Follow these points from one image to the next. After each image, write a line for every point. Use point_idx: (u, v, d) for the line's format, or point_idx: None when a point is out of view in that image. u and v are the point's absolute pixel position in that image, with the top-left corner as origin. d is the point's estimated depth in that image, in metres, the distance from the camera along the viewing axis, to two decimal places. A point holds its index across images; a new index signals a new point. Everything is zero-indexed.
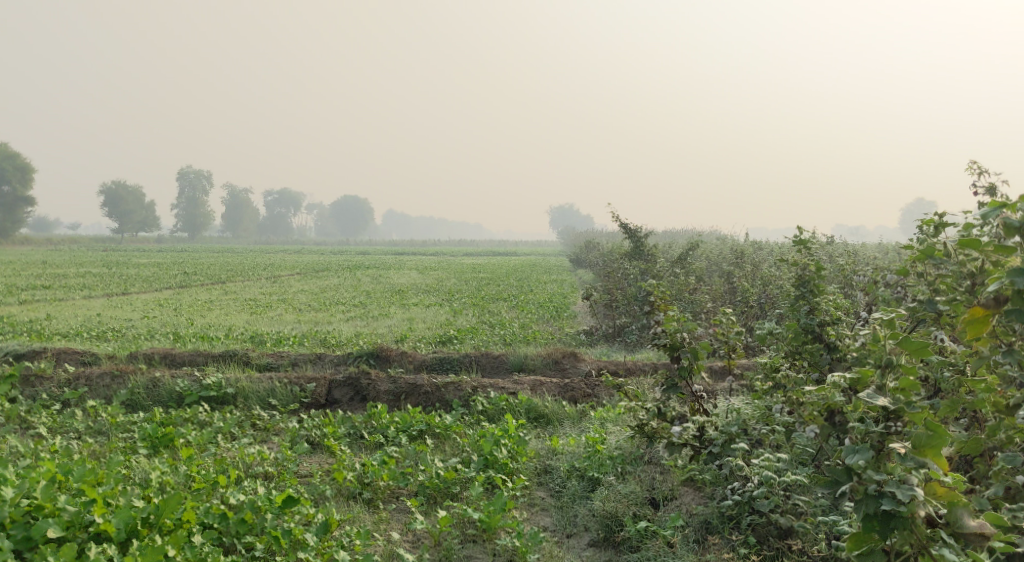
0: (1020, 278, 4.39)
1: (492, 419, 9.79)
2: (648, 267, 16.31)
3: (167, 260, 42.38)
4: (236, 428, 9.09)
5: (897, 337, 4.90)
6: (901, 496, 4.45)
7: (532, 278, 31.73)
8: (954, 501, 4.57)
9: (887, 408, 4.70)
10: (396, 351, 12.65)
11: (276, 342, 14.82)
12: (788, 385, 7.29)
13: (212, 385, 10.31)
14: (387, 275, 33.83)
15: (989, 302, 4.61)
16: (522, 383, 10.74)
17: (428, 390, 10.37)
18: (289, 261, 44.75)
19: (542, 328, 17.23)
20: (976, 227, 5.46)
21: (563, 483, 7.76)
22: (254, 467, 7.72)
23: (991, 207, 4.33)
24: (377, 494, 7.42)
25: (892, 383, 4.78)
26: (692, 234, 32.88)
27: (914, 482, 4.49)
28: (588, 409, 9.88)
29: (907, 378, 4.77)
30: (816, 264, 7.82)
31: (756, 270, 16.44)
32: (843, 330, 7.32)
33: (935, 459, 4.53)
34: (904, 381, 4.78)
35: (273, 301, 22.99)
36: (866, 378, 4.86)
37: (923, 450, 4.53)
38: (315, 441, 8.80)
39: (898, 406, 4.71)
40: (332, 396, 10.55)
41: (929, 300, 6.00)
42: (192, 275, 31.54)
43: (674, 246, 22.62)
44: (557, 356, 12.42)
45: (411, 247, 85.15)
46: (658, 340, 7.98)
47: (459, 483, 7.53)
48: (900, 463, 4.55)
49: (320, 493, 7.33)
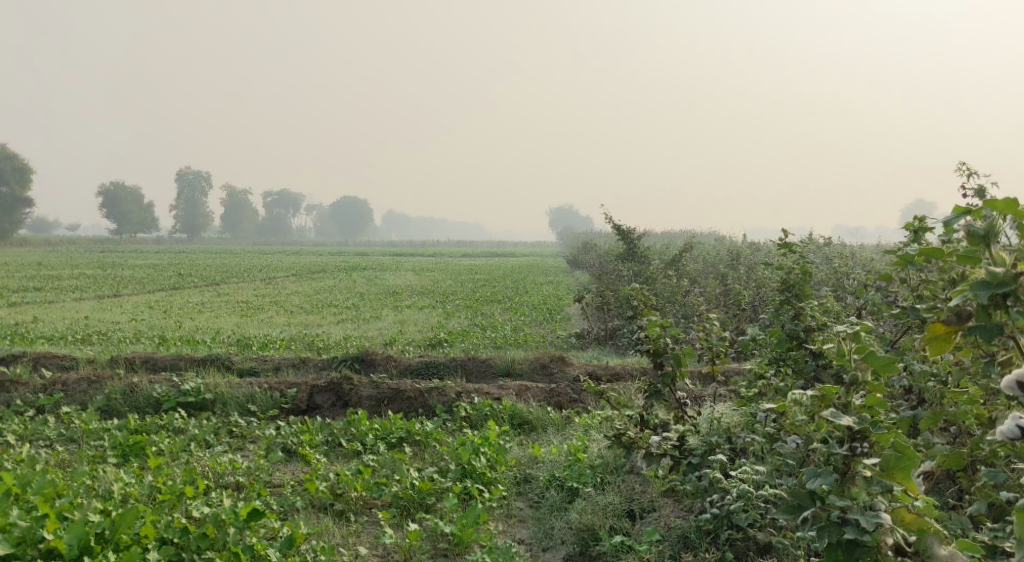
0: (984, 291, 4.18)
1: (475, 426, 9.57)
2: (641, 269, 16.08)
3: (164, 261, 42.08)
4: (211, 435, 8.90)
5: (864, 351, 4.74)
6: (865, 524, 4.35)
7: (530, 280, 31.41)
8: (923, 528, 4.42)
9: (851, 428, 4.50)
10: (382, 355, 12.43)
11: (262, 346, 14.59)
12: (771, 393, 7.29)
13: (191, 390, 10.13)
14: (383, 277, 33.49)
15: (949, 319, 4.41)
16: (507, 388, 10.53)
17: (411, 395, 10.17)
18: (286, 263, 44.46)
19: (534, 331, 17.00)
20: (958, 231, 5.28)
21: (543, 493, 7.58)
22: (225, 477, 7.57)
23: (951, 212, 4.21)
24: (349, 505, 7.25)
25: (857, 401, 4.68)
26: (690, 235, 32.57)
27: (879, 508, 4.40)
28: (574, 415, 9.65)
29: (873, 395, 4.65)
30: (801, 268, 7.74)
31: (751, 273, 16.20)
32: (828, 337, 7.14)
33: (903, 482, 4.46)
34: (870, 399, 4.66)
35: (265, 304, 22.80)
36: (831, 396, 4.73)
37: (891, 473, 4.46)
38: (292, 449, 8.61)
39: (863, 427, 4.49)
40: (313, 402, 10.35)
41: (913, 307, 5.81)
42: (186, 277, 31.21)
43: (669, 247, 22.39)
44: (545, 360, 12.20)
45: (411, 247, 84.92)
46: (640, 345, 7.79)
47: (434, 494, 7.33)
48: (865, 487, 4.46)
49: (290, 504, 7.18)
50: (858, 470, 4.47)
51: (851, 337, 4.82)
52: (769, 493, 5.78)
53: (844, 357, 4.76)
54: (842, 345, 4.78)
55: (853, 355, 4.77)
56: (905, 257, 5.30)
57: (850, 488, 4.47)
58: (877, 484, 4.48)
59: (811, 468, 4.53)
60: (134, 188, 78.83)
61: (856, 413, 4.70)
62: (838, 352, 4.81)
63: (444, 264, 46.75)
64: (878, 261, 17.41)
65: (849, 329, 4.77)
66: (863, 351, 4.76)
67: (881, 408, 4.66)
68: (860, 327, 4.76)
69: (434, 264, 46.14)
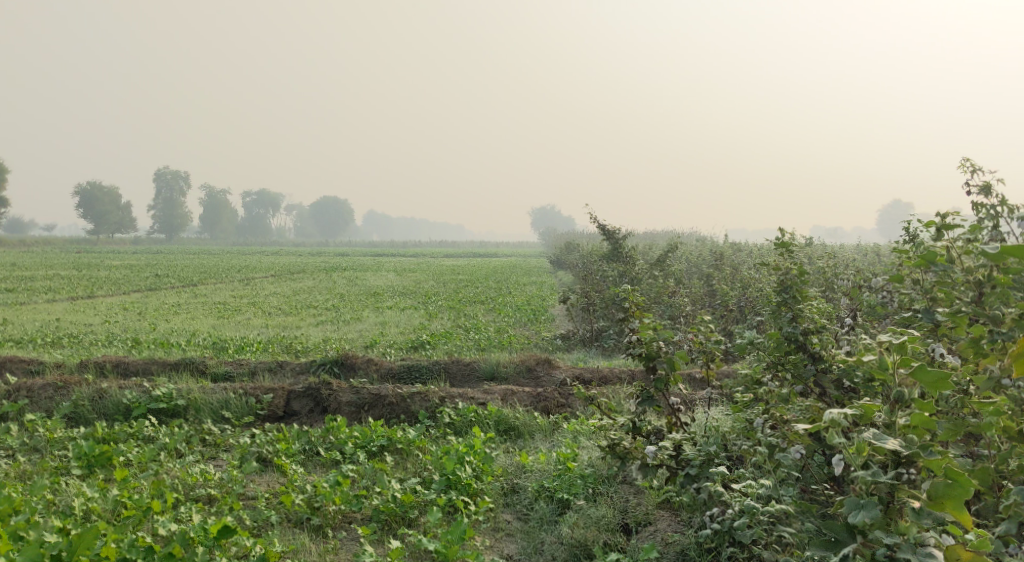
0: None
1: (459, 432, 9.19)
2: (626, 269, 15.72)
3: (144, 261, 41.47)
4: (183, 444, 8.48)
5: (909, 365, 4.58)
6: None
7: (514, 280, 30.89)
8: None
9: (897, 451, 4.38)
10: (363, 358, 12.02)
11: (238, 349, 14.14)
12: (770, 400, 6.85)
13: (163, 396, 9.69)
14: (364, 278, 32.85)
15: None
16: (492, 392, 10.15)
17: (393, 401, 9.77)
18: (267, 263, 43.89)
19: (517, 333, 16.60)
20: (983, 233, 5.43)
21: (531, 504, 7.20)
22: (196, 490, 7.18)
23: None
24: (327, 520, 6.87)
25: (901, 420, 4.51)
26: (672, 235, 32.20)
27: (930, 544, 4.31)
28: (561, 420, 9.26)
29: (919, 413, 4.47)
30: (800, 268, 7.26)
31: (737, 273, 15.87)
32: (828, 340, 6.82)
33: (954, 512, 4.28)
34: (916, 417, 4.47)
35: (243, 305, 22.29)
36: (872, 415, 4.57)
37: (941, 502, 4.29)
38: (267, 458, 8.21)
39: (910, 451, 4.38)
40: (290, 408, 9.95)
41: (926, 310, 5.78)
42: (165, 278, 30.60)
43: (651, 246, 22.07)
44: (531, 363, 11.84)
45: (394, 247, 84.46)
46: (632, 349, 7.44)
47: (417, 507, 6.96)
48: (915, 520, 4.31)
49: (264, 519, 6.81)
50: (905, 502, 4.34)
51: (896, 348, 4.66)
52: (775, 509, 5.51)
53: (888, 370, 4.59)
54: (886, 358, 4.61)
55: (897, 368, 4.60)
56: (932, 256, 5.30)
57: (899, 522, 4.36)
58: (928, 517, 4.31)
59: (854, 499, 4.37)
60: (111, 187, 77.91)
61: (899, 433, 4.54)
62: (881, 366, 4.65)
63: (426, 264, 46.49)
64: (862, 262, 17.17)
65: (894, 342, 4.60)
66: (908, 364, 4.60)
67: (927, 427, 4.49)
68: (906, 337, 4.60)
69: (416, 264, 45.90)
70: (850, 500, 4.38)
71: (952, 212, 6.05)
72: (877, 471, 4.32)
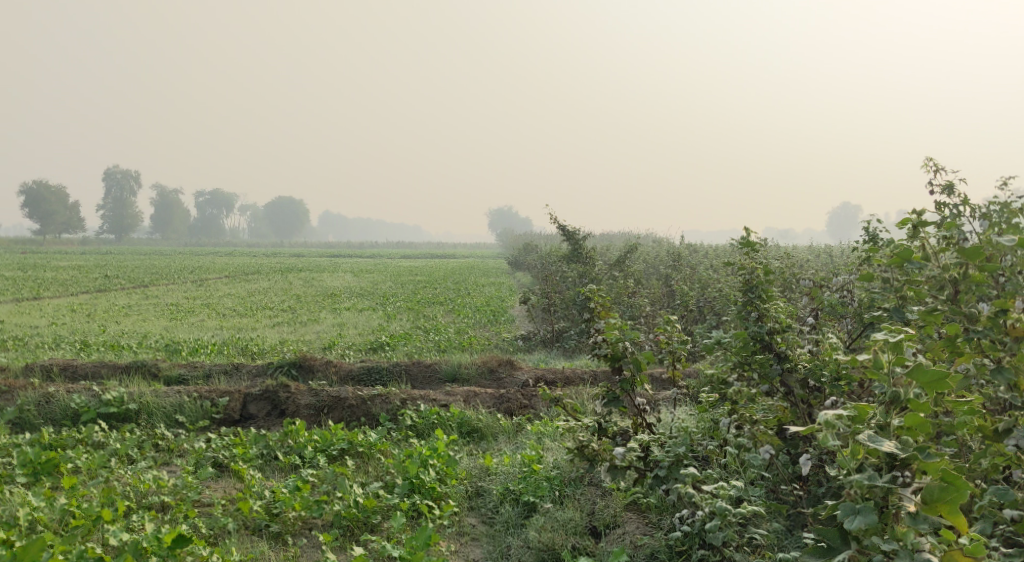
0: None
1: (421, 435, 9.01)
2: (587, 270, 15.63)
3: (93, 261, 40.61)
4: (135, 449, 8.20)
5: (905, 364, 4.48)
6: None
7: (472, 281, 30.72)
8: None
9: (892, 454, 4.29)
10: (321, 360, 11.77)
11: (192, 351, 13.83)
12: (740, 400, 6.57)
13: (113, 400, 9.38)
14: (320, 279, 32.43)
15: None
16: (454, 394, 9.97)
17: (353, 403, 9.57)
18: (220, 264, 43.26)
19: (478, 334, 16.43)
20: (957, 231, 5.54)
21: (496, 508, 7.04)
22: (149, 497, 6.91)
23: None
24: (286, 527, 6.65)
25: (895, 421, 4.41)
26: (630, 235, 32.26)
27: (925, 548, 4.24)
28: (525, 422, 9.12)
29: (914, 415, 4.37)
30: (765, 266, 6.97)
31: (696, 274, 15.87)
32: (794, 338, 6.69)
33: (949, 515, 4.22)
34: (910, 419, 4.38)
35: (196, 306, 21.90)
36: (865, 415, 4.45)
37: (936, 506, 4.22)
38: (223, 464, 7.98)
39: (906, 454, 4.29)
40: (247, 412, 9.70)
41: (897, 309, 5.93)
42: (114, 279, 29.98)
43: (609, 247, 22.03)
44: (493, 364, 11.68)
45: (350, 248, 84.01)
46: (597, 349, 7.30)
47: (380, 512, 6.78)
48: (912, 526, 4.24)
49: (221, 527, 6.58)
50: (902, 505, 4.24)
51: (890, 346, 4.55)
52: (748, 511, 5.40)
53: (883, 368, 4.50)
54: (880, 356, 4.50)
55: (891, 368, 4.51)
56: (907, 255, 5.44)
57: (897, 528, 4.28)
58: (924, 521, 4.25)
59: (850, 503, 4.30)
60: (57, 188, 76.27)
61: (893, 434, 4.43)
62: (875, 365, 4.53)
63: (382, 264, 46.42)
64: (819, 263, 17.30)
65: (890, 340, 4.48)
66: (903, 363, 4.51)
67: (921, 429, 4.41)
68: (901, 336, 4.49)
69: (373, 265, 45.61)
70: (845, 506, 4.31)
71: (928, 209, 6.01)
72: (872, 474, 4.27)
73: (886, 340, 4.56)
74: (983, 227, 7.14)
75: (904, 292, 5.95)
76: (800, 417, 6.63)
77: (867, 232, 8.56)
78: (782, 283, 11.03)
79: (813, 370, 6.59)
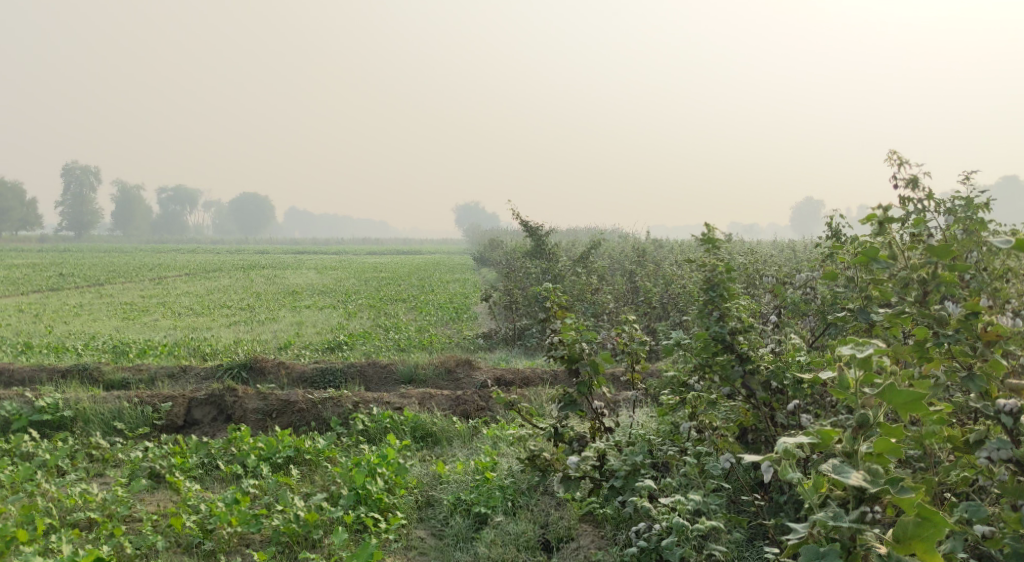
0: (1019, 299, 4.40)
1: (373, 440, 8.63)
2: (550, 266, 15.29)
3: (48, 260, 39.67)
4: (66, 460, 7.79)
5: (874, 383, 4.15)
6: None
7: (435, 278, 30.26)
8: None
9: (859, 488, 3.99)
10: (273, 361, 11.35)
11: (141, 352, 13.33)
12: (699, 407, 6.41)
13: (47, 407, 8.95)
14: (282, 276, 31.77)
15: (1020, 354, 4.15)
16: (409, 396, 9.59)
17: (303, 407, 9.17)
18: (182, 261, 42.43)
19: (439, 332, 16.03)
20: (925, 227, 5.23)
21: (446, 520, 6.69)
22: (74, 514, 6.52)
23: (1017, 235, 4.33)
24: (220, 545, 6.28)
25: (863, 448, 4.12)
26: (595, 232, 31.89)
27: None
28: (481, 425, 8.76)
29: (885, 440, 4.08)
30: (726, 264, 6.68)
31: (661, 270, 15.56)
32: (756, 339, 6.33)
33: (924, 554, 3.92)
34: (879, 445, 4.09)
35: (152, 305, 21.30)
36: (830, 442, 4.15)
37: (908, 543, 3.93)
38: (159, 474, 7.58)
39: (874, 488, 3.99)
40: (191, 417, 9.27)
41: (862, 310, 5.63)
42: (68, 277, 29.20)
43: (574, 242, 21.67)
44: (451, 364, 11.31)
45: (315, 245, 83.21)
46: (553, 351, 6.96)
47: (322, 526, 6.41)
48: None
49: (149, 545, 6.22)
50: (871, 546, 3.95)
51: (859, 364, 4.23)
52: (707, 527, 5.09)
53: (849, 388, 4.22)
54: (847, 376, 4.20)
55: (859, 387, 4.22)
56: (871, 253, 5.17)
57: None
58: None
59: (813, 546, 4.01)
60: (12, 184, 74.70)
61: (862, 462, 4.13)
62: (842, 385, 4.22)
63: (348, 261, 45.61)
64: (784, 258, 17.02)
65: (857, 357, 4.15)
66: (871, 382, 4.19)
67: (892, 455, 4.10)
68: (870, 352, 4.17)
69: (338, 262, 44.90)
70: (809, 548, 4.03)
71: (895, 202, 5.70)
72: (837, 512, 3.98)
73: (853, 356, 4.24)
74: (949, 223, 6.87)
75: (869, 291, 5.64)
76: (763, 421, 6.26)
77: (830, 227, 8.29)
78: (744, 279, 10.74)
79: (776, 373, 6.26)
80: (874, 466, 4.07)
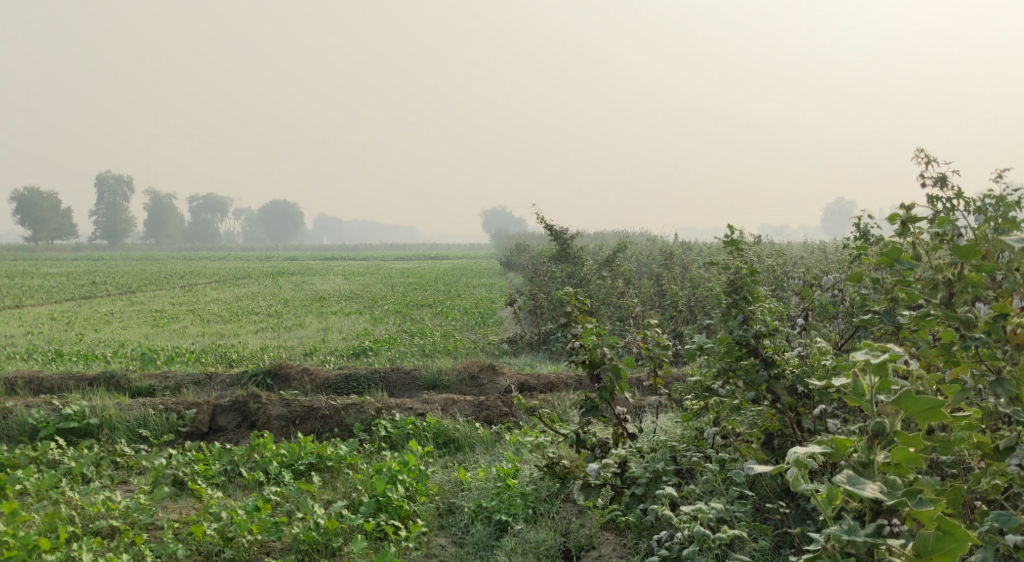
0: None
1: (395, 446, 8.59)
2: (575, 270, 15.19)
3: (81, 269, 40.15)
4: (91, 468, 7.82)
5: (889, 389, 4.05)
6: None
7: (462, 283, 30.22)
8: None
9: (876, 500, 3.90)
10: (298, 368, 11.35)
11: (168, 360, 13.40)
12: (721, 413, 6.31)
13: (74, 415, 8.99)
14: (310, 283, 31.90)
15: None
16: (432, 402, 9.54)
17: (326, 414, 9.15)
18: (212, 268, 42.77)
19: (464, 338, 15.97)
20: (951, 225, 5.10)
21: (467, 527, 6.64)
22: (96, 522, 6.53)
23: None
24: (241, 553, 6.27)
25: (880, 457, 4.02)
26: (622, 235, 31.71)
27: None
28: (504, 431, 8.69)
29: (903, 450, 3.99)
30: (749, 265, 6.56)
31: (687, 273, 15.40)
32: (781, 343, 6.22)
33: None
34: (898, 455, 4.01)
35: (181, 313, 21.43)
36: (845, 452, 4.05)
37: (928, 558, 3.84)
38: (183, 481, 7.59)
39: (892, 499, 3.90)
40: (216, 423, 9.29)
41: (887, 312, 5.52)
42: (100, 286, 29.49)
43: (601, 246, 21.54)
44: (475, 370, 11.24)
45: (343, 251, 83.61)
46: (575, 356, 6.88)
47: (341, 535, 6.39)
48: None
49: (170, 553, 6.22)
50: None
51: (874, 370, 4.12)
52: (730, 536, 5.00)
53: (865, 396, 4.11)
54: (863, 382, 4.09)
55: (875, 394, 4.11)
56: (895, 253, 5.07)
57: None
58: None
59: None
60: (47, 193, 75.78)
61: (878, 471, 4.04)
62: (857, 392, 4.12)
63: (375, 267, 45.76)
64: (814, 260, 16.79)
65: (872, 364, 4.04)
66: (888, 389, 4.08)
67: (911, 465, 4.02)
68: (885, 358, 4.06)
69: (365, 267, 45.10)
70: None
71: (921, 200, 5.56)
72: (852, 527, 3.89)
73: (868, 361, 4.13)
74: (979, 222, 6.72)
75: (894, 293, 5.51)
76: (788, 427, 6.12)
77: (858, 228, 8.14)
78: (770, 281, 10.58)
79: (801, 376, 6.07)
80: (891, 477, 3.98)
